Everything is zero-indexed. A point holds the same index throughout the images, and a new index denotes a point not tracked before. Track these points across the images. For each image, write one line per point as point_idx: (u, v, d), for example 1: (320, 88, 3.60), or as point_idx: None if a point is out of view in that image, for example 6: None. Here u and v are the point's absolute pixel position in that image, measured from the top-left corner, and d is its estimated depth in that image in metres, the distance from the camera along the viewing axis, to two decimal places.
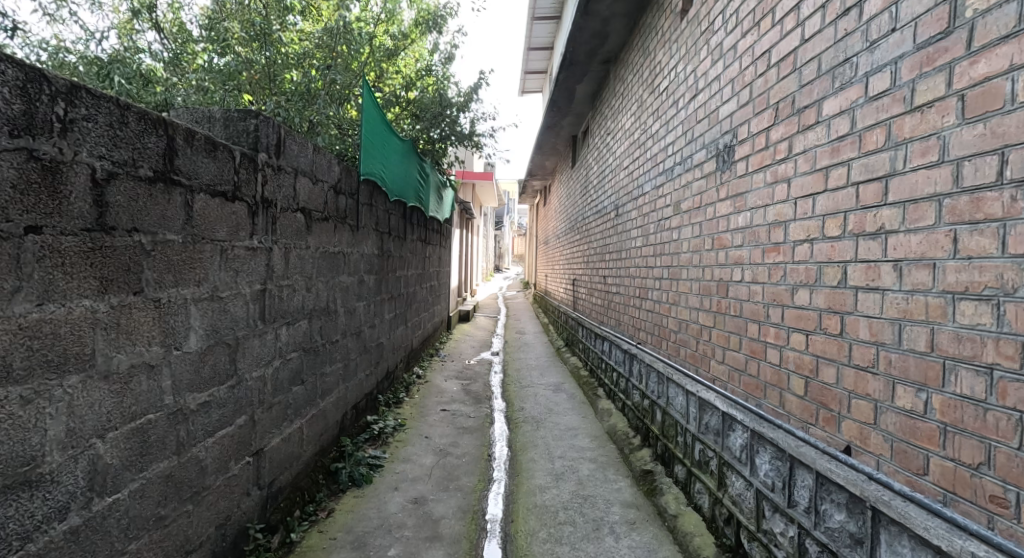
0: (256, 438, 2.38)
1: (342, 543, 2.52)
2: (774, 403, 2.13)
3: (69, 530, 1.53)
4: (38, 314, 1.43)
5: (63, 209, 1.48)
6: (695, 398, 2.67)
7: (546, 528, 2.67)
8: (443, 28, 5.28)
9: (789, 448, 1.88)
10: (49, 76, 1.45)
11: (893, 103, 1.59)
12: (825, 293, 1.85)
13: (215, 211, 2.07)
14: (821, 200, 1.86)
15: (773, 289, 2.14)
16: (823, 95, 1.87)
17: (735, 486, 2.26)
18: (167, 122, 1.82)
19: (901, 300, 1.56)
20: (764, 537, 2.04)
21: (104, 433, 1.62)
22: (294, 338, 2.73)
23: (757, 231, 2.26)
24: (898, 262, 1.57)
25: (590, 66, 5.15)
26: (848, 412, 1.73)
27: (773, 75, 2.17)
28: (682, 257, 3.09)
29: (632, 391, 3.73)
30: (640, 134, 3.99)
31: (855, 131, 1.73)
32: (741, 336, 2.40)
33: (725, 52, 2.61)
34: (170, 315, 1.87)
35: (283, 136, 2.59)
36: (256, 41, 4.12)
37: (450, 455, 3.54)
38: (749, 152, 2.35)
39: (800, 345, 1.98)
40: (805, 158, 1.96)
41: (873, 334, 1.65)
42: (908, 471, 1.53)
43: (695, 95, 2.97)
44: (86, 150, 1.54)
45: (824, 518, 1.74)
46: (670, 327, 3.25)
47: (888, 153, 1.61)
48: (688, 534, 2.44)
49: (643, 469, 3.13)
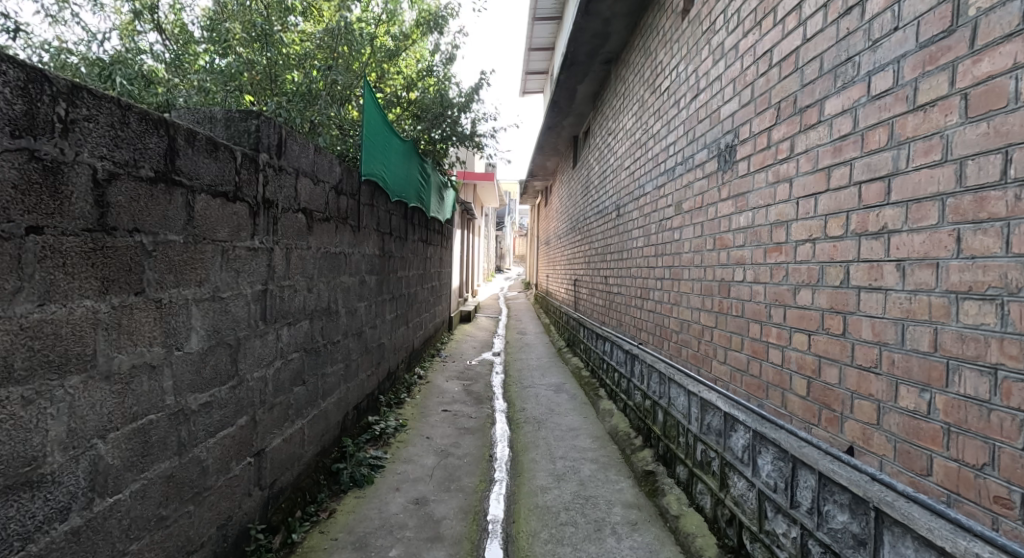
0: (258, 438, 2.38)
1: (343, 544, 2.52)
2: (776, 403, 2.12)
3: (70, 531, 1.53)
4: (39, 314, 1.43)
5: (64, 210, 1.48)
6: (697, 398, 2.67)
7: (547, 529, 2.66)
8: (444, 29, 5.28)
9: (792, 449, 1.87)
10: (51, 76, 1.45)
11: (896, 102, 1.59)
12: (827, 293, 1.84)
13: (217, 211, 2.07)
14: (823, 200, 1.86)
15: (775, 289, 2.14)
16: (825, 94, 1.87)
17: (737, 486, 2.25)
18: (168, 123, 1.82)
19: (904, 300, 1.55)
20: (767, 537, 2.03)
21: (105, 433, 1.62)
22: (296, 338, 2.73)
23: (758, 231, 2.26)
24: (900, 262, 1.56)
25: (591, 66, 5.14)
26: (851, 412, 1.73)
27: (775, 75, 2.17)
28: (684, 257, 3.09)
29: (634, 391, 3.72)
30: (642, 134, 3.98)
31: (857, 131, 1.72)
32: (743, 336, 2.40)
33: (726, 52, 2.60)
34: (171, 315, 1.87)
35: (284, 137, 2.59)
36: (257, 41, 4.14)
37: (451, 456, 3.54)
38: (751, 152, 2.34)
39: (803, 345, 1.97)
40: (807, 158, 1.95)
41: (875, 334, 1.64)
42: (912, 472, 1.52)
43: (696, 95, 2.96)
44: (87, 150, 1.54)
45: (827, 519, 1.74)
46: (672, 327, 3.25)
47: (891, 153, 1.60)
48: (691, 535, 2.43)
49: (644, 469, 3.13)
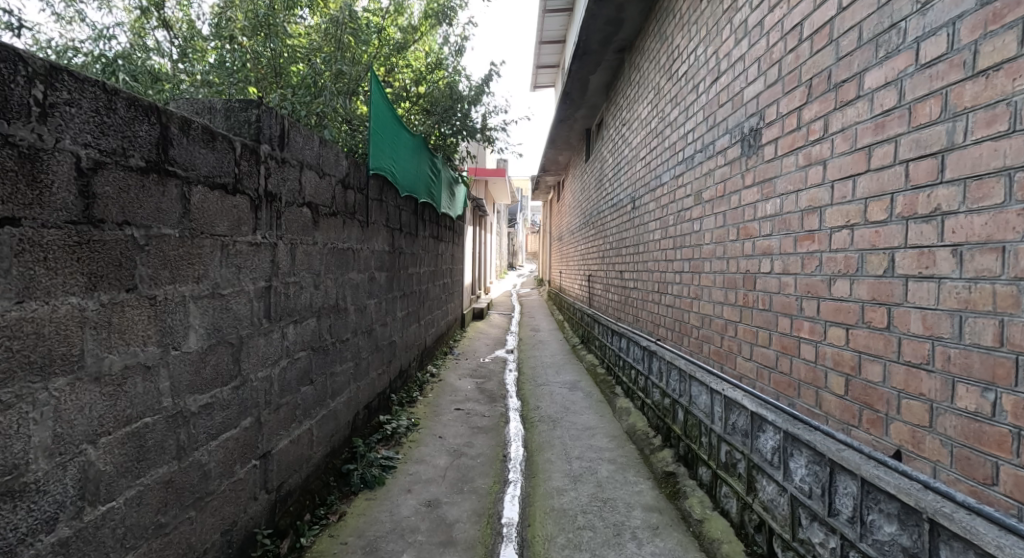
0: (263, 440, 2.28)
1: (354, 548, 2.42)
2: (809, 402, 1.98)
3: (58, 543, 1.44)
4: (18, 312, 1.34)
5: (44, 200, 1.38)
6: (720, 397, 2.52)
7: (564, 533, 2.54)
8: (453, 20, 5.08)
9: (829, 453, 1.73)
10: (27, 56, 1.35)
11: (951, 69, 1.45)
12: (867, 283, 1.70)
13: (216, 204, 1.97)
14: (863, 180, 1.72)
15: (806, 280, 2.00)
16: (865, 66, 1.72)
17: (767, 491, 2.11)
18: (161, 111, 1.72)
19: (962, 290, 1.42)
20: (800, 547, 1.89)
21: (95, 439, 1.53)
22: (303, 336, 2.63)
23: (787, 219, 2.11)
24: (957, 247, 1.43)
25: (604, 55, 4.98)
26: (897, 413, 1.59)
27: (805, 50, 2.02)
28: (704, 249, 2.95)
29: (652, 389, 3.59)
30: (658, 122, 3.83)
31: (903, 105, 1.58)
32: (770, 331, 2.26)
33: (750, 30, 2.46)
34: (167, 313, 1.77)
35: (287, 128, 2.47)
36: (260, 31, 4.03)
37: (464, 457, 3.42)
38: (778, 135, 2.19)
39: (839, 339, 1.83)
40: (843, 138, 1.81)
41: (927, 327, 1.50)
42: (972, 480, 1.38)
43: (716, 78, 2.81)
44: (70, 137, 1.44)
45: (871, 530, 1.60)
46: (692, 322, 3.11)
47: (944, 126, 1.46)
48: (715, 541, 2.30)
49: (664, 470, 3.00)
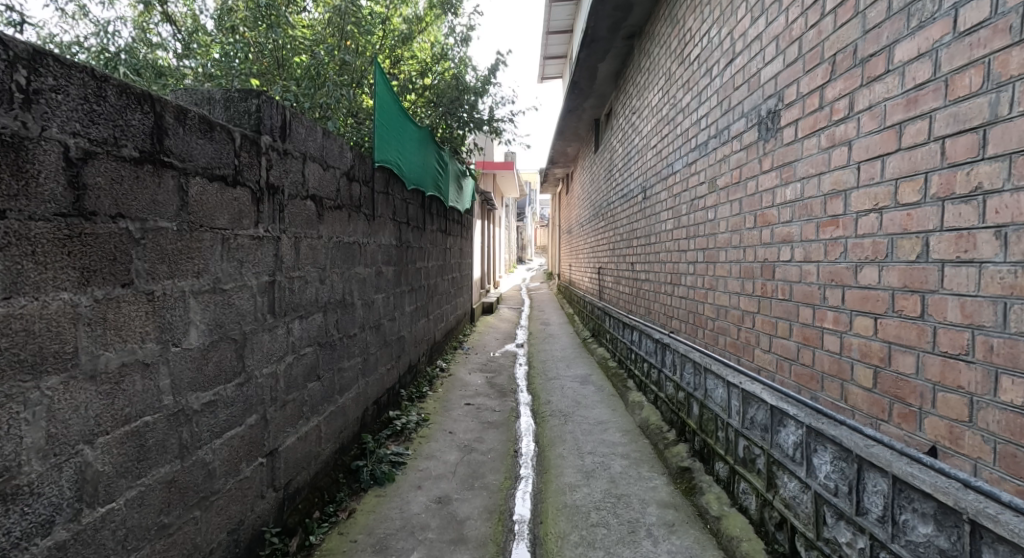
0: (270, 438, 2.23)
1: (363, 546, 2.37)
2: (833, 396, 1.89)
3: (55, 546, 1.39)
4: (5, 308, 1.28)
5: (31, 191, 1.33)
6: (736, 390, 2.44)
7: (577, 530, 2.47)
8: (458, 10, 4.97)
9: (857, 448, 1.65)
10: (7, 40, 1.29)
11: (994, 35, 1.35)
12: (898, 269, 1.61)
13: (215, 196, 1.91)
14: (892, 161, 1.62)
15: (830, 268, 1.90)
16: (895, 38, 1.62)
17: (788, 488, 2.03)
18: (155, 98, 1.65)
19: (1006, 274, 1.33)
20: (825, 546, 1.81)
21: (93, 438, 1.48)
22: (308, 332, 2.57)
23: (809, 204, 2.02)
24: (1000, 229, 1.34)
25: (613, 42, 4.87)
26: (932, 407, 1.50)
27: (828, 26, 1.91)
28: (719, 238, 2.84)
29: (665, 382, 3.51)
30: (669, 109, 3.73)
31: (938, 77, 1.48)
32: (791, 322, 2.17)
33: (767, 7, 2.35)
34: (166, 309, 1.72)
35: (288, 119, 2.40)
36: (262, 22, 3.92)
37: (475, 452, 3.36)
38: (798, 116, 2.09)
39: (866, 330, 1.74)
40: (870, 116, 1.71)
41: (965, 315, 1.42)
42: (1019, 479, 1.30)
43: (731, 59, 2.70)
44: (56, 125, 1.38)
45: (904, 530, 1.52)
46: (707, 314, 3.02)
47: (987, 98, 1.36)
48: (734, 538, 2.22)
49: (679, 466, 2.92)
